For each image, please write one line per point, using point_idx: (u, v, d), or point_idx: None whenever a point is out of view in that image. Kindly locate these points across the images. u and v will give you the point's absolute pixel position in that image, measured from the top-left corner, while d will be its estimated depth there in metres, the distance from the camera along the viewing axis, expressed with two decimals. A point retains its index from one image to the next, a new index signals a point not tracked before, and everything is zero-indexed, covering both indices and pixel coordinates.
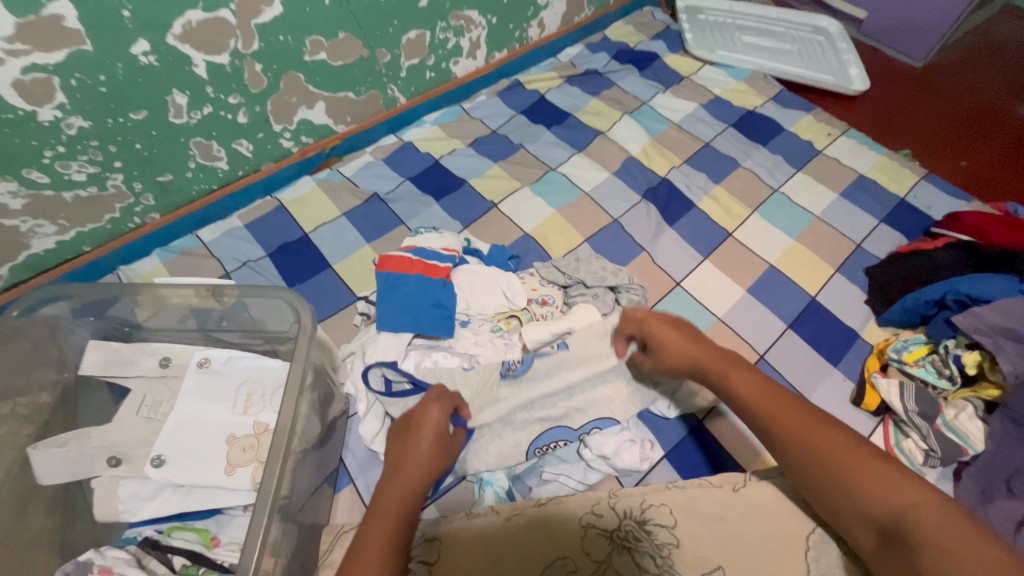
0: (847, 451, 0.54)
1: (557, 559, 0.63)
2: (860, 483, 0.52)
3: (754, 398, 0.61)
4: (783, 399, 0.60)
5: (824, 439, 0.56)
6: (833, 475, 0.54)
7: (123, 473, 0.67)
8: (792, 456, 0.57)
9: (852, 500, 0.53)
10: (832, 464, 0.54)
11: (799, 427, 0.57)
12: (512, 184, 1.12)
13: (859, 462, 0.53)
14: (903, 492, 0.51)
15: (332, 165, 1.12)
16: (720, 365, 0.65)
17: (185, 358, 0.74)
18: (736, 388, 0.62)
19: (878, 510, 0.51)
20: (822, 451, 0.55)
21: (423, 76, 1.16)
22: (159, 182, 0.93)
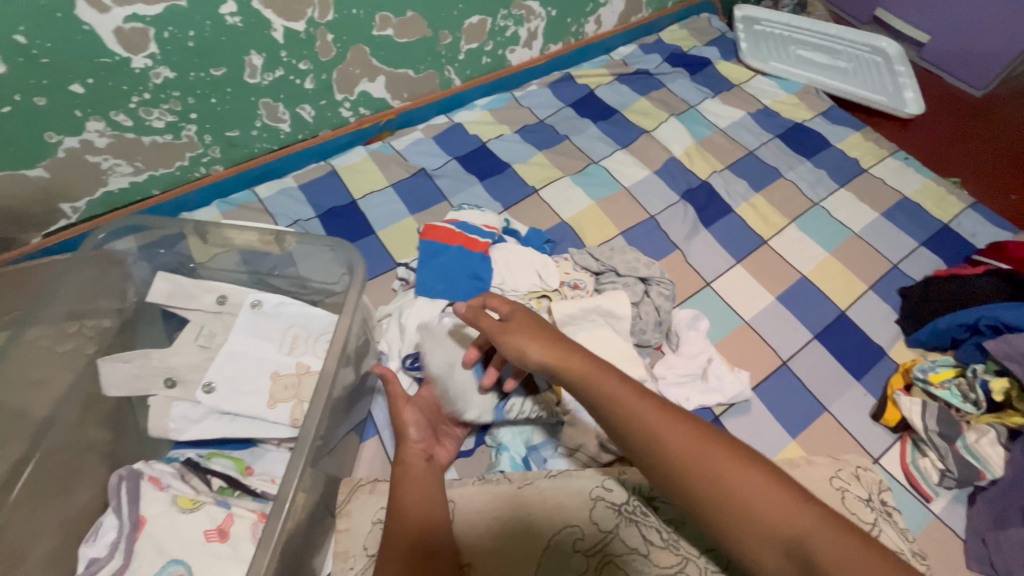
0: (746, 475, 0.52)
1: (565, 526, 0.65)
2: (764, 507, 0.50)
3: (648, 428, 0.55)
4: (685, 428, 0.55)
5: (727, 467, 0.52)
6: (739, 509, 0.51)
7: (176, 394, 0.73)
8: (694, 488, 0.52)
9: (763, 528, 0.50)
10: (733, 493, 0.51)
11: (696, 455, 0.53)
12: (554, 173, 1.15)
13: (755, 482, 0.51)
14: (800, 507, 0.50)
15: (384, 138, 1.17)
16: (615, 388, 0.57)
17: (240, 298, 0.80)
18: (631, 414, 0.55)
19: (777, 529, 0.50)
20: (721, 479, 0.52)
21: (479, 61, 1.20)
22: (227, 137, 0.99)
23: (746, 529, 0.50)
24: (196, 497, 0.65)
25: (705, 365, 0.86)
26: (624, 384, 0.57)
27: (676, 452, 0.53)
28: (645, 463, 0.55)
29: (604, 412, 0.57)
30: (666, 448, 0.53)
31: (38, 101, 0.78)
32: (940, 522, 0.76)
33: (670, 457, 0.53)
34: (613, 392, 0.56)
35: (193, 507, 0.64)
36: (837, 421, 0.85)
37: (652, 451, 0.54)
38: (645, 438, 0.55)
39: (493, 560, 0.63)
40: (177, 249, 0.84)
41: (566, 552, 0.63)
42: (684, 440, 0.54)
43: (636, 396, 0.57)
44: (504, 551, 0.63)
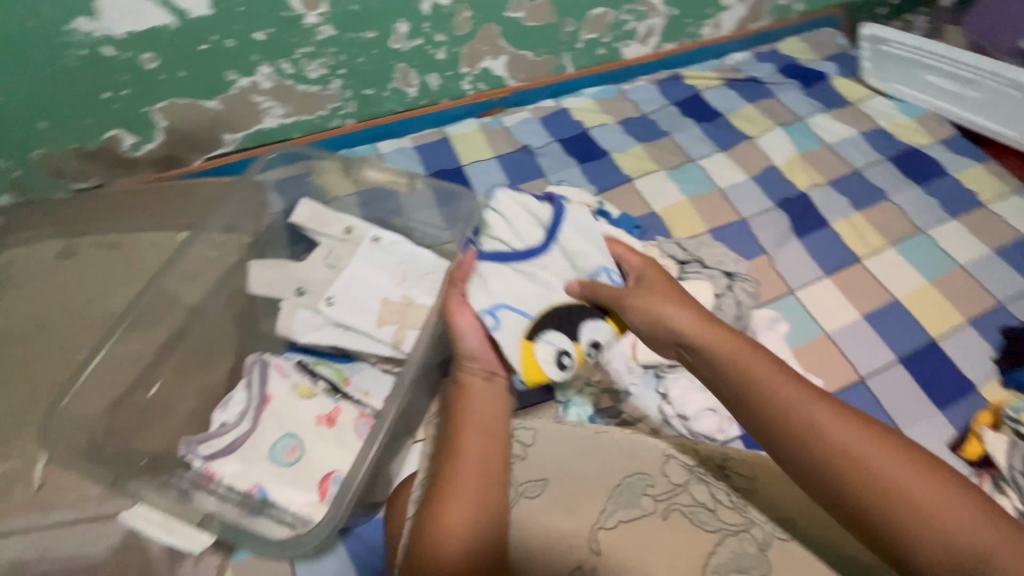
0: (905, 465, 0.53)
1: (636, 473, 0.67)
2: (923, 497, 0.51)
3: (798, 412, 0.56)
4: (838, 412, 0.56)
5: (880, 455, 0.53)
6: (897, 496, 0.51)
7: (302, 302, 0.84)
8: (846, 471, 0.53)
9: (884, 486, 0.52)
10: (886, 483, 0.52)
11: (863, 448, 0.54)
12: (650, 165, 1.19)
13: (908, 471, 0.52)
14: (919, 470, 0.52)
15: (495, 114, 1.26)
16: (765, 374, 0.59)
17: (361, 231, 0.89)
18: (784, 402, 0.57)
19: (949, 536, 0.49)
20: (883, 464, 0.53)
21: (595, 52, 1.26)
22: (363, 94, 1.11)
23: (912, 521, 0.50)
24: (311, 387, 0.78)
25: None
26: (731, 340, 0.62)
27: (826, 438, 0.55)
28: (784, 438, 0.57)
29: (741, 391, 0.60)
30: (776, 400, 0.58)
31: (228, 43, 0.93)
32: None
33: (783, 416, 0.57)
34: (740, 360, 0.61)
35: (308, 395, 0.77)
36: None
37: (805, 432, 0.56)
38: (783, 419, 0.57)
39: (564, 480, 0.67)
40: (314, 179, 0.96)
41: (636, 493, 0.65)
42: (796, 396, 0.57)
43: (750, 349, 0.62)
44: (577, 480, 0.67)
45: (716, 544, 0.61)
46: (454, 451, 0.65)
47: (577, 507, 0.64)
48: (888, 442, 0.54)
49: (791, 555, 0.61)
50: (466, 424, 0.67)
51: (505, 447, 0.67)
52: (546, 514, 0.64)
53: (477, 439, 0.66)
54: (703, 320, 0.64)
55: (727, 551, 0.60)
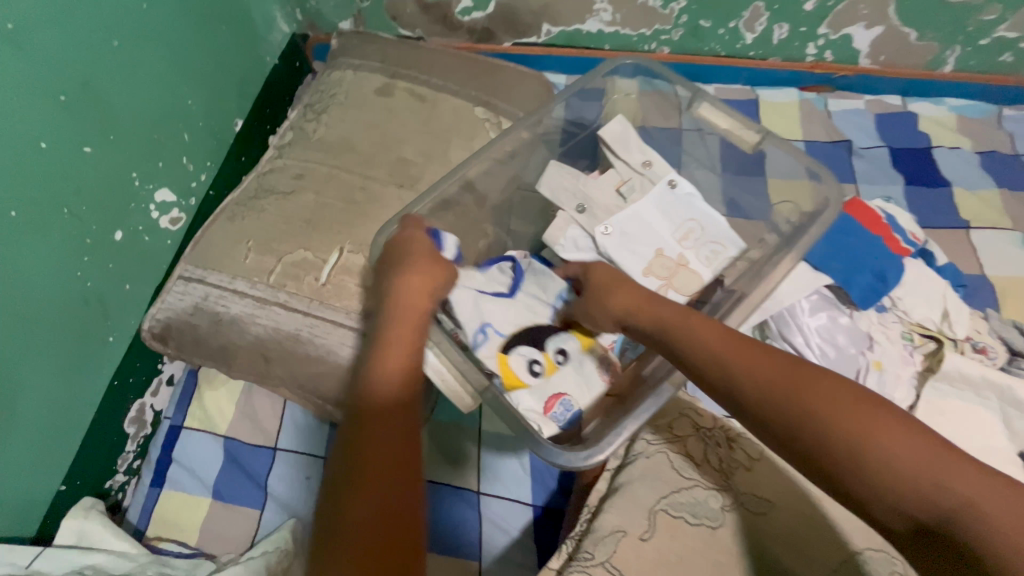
0: (835, 392, 0.46)
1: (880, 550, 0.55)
2: (875, 438, 0.42)
3: (807, 393, 0.46)
4: (784, 361, 0.49)
5: (818, 391, 0.46)
6: (880, 455, 0.42)
7: (579, 219, 0.81)
8: (809, 429, 0.45)
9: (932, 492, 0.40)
10: (872, 444, 0.42)
11: (791, 377, 0.47)
12: (1003, 219, 0.93)
13: (835, 394, 0.46)
14: (832, 390, 0.46)
15: (822, 91, 1.06)
16: (758, 358, 0.50)
17: (660, 171, 0.82)
18: (779, 383, 0.48)
19: (907, 473, 0.41)
20: (822, 394, 0.46)
21: (994, 55, 0.99)
22: (698, 25, 1.01)
23: (874, 457, 0.42)
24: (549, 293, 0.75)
25: None
26: (790, 363, 0.49)
27: (796, 394, 0.46)
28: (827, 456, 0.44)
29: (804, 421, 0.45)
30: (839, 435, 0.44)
31: None
32: None
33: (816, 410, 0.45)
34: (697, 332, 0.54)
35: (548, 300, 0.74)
36: None
37: (806, 414, 0.45)
38: (813, 418, 0.45)
39: (798, 521, 0.58)
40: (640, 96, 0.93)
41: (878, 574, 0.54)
42: (762, 368, 0.49)
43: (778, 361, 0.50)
44: (813, 527, 0.58)
45: None
46: (393, 292, 0.64)
47: (799, 555, 0.56)
48: (830, 377, 0.47)
49: None
50: (407, 287, 0.64)
51: (420, 356, 0.60)
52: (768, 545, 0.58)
53: (420, 298, 0.64)
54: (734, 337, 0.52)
55: None
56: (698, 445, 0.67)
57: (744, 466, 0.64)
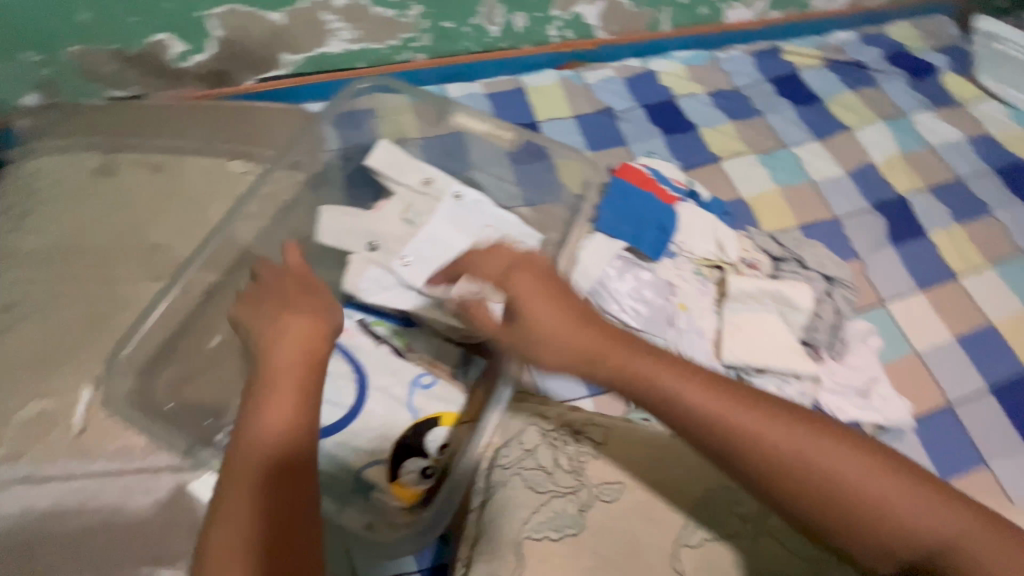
0: (777, 422, 0.50)
1: (720, 487, 0.61)
2: (828, 462, 0.48)
3: (751, 429, 0.49)
4: (709, 395, 0.51)
5: (765, 425, 0.50)
6: (848, 492, 0.48)
7: (374, 259, 0.75)
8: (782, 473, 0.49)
9: (860, 502, 0.47)
10: (824, 470, 0.48)
11: (740, 418, 0.50)
12: (740, 146, 1.09)
13: (782, 428, 0.50)
14: (771, 419, 0.50)
15: (575, 68, 1.13)
16: (672, 383, 0.52)
17: (443, 184, 0.79)
18: (726, 421, 0.50)
19: (858, 487, 0.48)
20: (778, 431, 0.49)
21: (695, 10, 1.14)
22: (442, 28, 0.99)
23: (835, 482, 0.48)
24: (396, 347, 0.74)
25: (868, 383, 0.83)
26: (723, 399, 0.51)
27: (761, 440, 0.49)
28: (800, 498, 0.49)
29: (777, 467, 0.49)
30: (783, 458, 0.49)
31: None
32: None
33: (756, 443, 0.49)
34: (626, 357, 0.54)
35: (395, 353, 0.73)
36: (995, 480, 0.80)
37: (775, 459, 0.49)
38: (771, 453, 0.49)
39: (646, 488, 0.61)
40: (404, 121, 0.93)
41: (721, 513, 0.60)
42: (702, 402, 0.51)
43: (705, 386, 0.52)
44: (660, 489, 0.61)
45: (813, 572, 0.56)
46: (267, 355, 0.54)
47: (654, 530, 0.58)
48: (759, 409, 0.51)
49: None
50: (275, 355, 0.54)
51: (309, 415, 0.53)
52: (629, 521, 0.59)
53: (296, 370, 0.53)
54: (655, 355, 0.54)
55: None
56: (546, 448, 0.65)
57: (591, 453, 0.64)
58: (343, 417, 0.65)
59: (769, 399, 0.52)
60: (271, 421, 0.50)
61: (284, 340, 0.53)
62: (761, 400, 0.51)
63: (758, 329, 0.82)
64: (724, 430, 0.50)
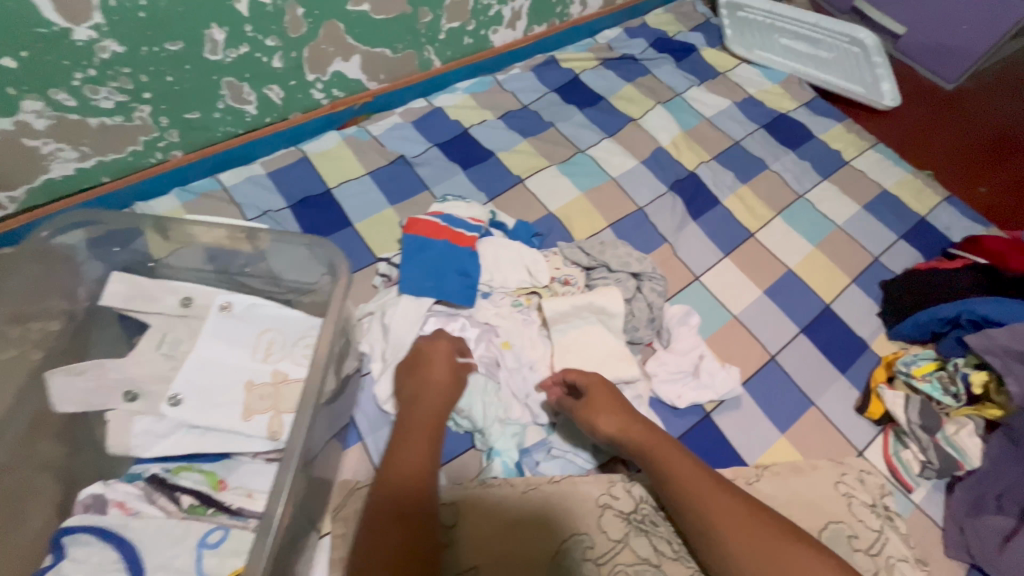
0: (733, 504, 0.58)
1: (573, 537, 0.61)
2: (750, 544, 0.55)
3: (701, 498, 0.59)
4: (716, 489, 0.59)
5: (718, 503, 0.58)
6: (779, 574, 0.53)
7: (138, 409, 0.66)
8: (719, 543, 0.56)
9: (770, 562, 0.54)
10: (750, 553, 0.54)
11: (695, 487, 0.59)
12: (540, 161, 1.11)
13: (736, 511, 0.57)
14: (727, 500, 0.58)
15: (360, 123, 1.10)
16: (659, 445, 0.64)
17: (207, 300, 0.73)
18: (680, 479, 0.60)
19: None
20: (728, 509, 0.57)
21: (461, 42, 1.14)
22: (186, 120, 0.90)
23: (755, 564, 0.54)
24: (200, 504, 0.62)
25: (696, 363, 0.86)
26: (712, 482, 0.60)
27: (715, 514, 0.57)
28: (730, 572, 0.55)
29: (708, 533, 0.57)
30: (708, 511, 0.58)
31: None
32: (920, 512, 0.78)
33: (686, 491, 0.59)
34: (649, 445, 0.64)
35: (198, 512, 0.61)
36: (824, 415, 0.86)
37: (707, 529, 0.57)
38: (711, 523, 0.57)
39: (503, 565, 0.59)
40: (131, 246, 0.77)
41: (575, 562, 0.59)
42: (684, 471, 0.61)
43: (687, 464, 0.62)
44: (516, 567, 0.59)
45: None
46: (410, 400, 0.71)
47: None
48: (736, 498, 0.58)
49: None
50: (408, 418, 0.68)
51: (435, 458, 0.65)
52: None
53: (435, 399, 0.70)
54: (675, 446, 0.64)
55: None
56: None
57: (445, 545, 0.60)
58: None
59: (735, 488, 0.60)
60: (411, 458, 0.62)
61: (435, 394, 0.71)
62: (737, 491, 0.59)
63: (582, 345, 0.82)
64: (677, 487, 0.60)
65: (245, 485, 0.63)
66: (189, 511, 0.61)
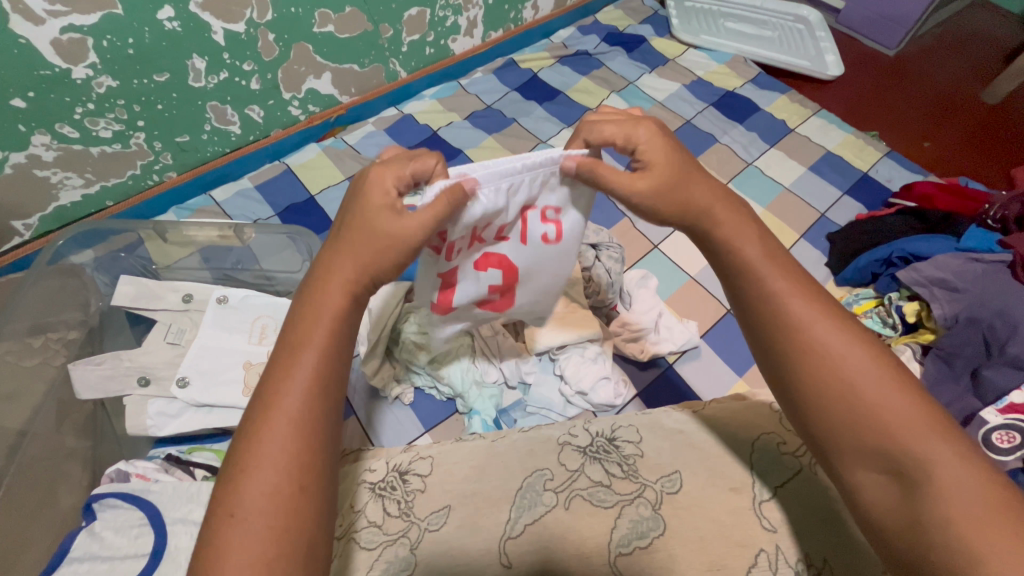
0: (836, 331, 0.48)
1: (536, 470, 0.67)
2: (854, 377, 0.46)
3: (792, 314, 0.49)
4: (827, 316, 0.48)
5: (818, 322, 0.48)
6: (863, 407, 0.45)
7: (151, 392, 0.75)
8: (807, 359, 0.48)
9: (846, 389, 0.46)
10: (843, 379, 0.46)
11: (790, 296, 0.49)
12: (505, 154, 1.19)
13: (840, 339, 0.47)
14: (831, 324, 0.48)
15: (337, 134, 1.20)
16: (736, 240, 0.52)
17: (205, 295, 0.82)
18: (775, 287, 0.50)
19: (875, 411, 0.44)
20: (828, 334, 0.47)
21: (423, 52, 1.23)
22: (177, 143, 1.00)
23: (840, 385, 0.46)
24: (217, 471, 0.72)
25: (656, 319, 0.94)
26: (811, 304, 0.49)
27: (813, 336, 0.48)
28: (802, 393, 0.48)
29: (795, 351, 0.48)
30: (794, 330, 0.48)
31: None
32: None
33: (774, 303, 0.49)
34: (739, 245, 0.52)
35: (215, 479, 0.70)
36: None
37: (801, 345, 0.48)
38: (797, 343, 0.48)
39: (469, 502, 0.65)
40: (138, 253, 0.88)
41: (538, 491, 0.65)
42: (784, 286, 0.50)
43: (779, 278, 0.50)
44: (485, 499, 0.65)
45: (616, 516, 0.61)
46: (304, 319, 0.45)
47: (478, 534, 0.62)
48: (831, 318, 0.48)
49: (683, 509, 0.61)
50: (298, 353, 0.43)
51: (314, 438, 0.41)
52: (458, 539, 0.61)
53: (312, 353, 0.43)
54: (770, 255, 0.52)
55: (626, 520, 0.61)
56: (381, 502, 0.66)
57: (420, 489, 0.67)
58: (144, 567, 0.61)
59: (845, 318, 0.49)
60: (272, 452, 0.39)
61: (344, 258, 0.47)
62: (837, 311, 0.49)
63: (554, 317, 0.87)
64: (767, 297, 0.50)
65: None
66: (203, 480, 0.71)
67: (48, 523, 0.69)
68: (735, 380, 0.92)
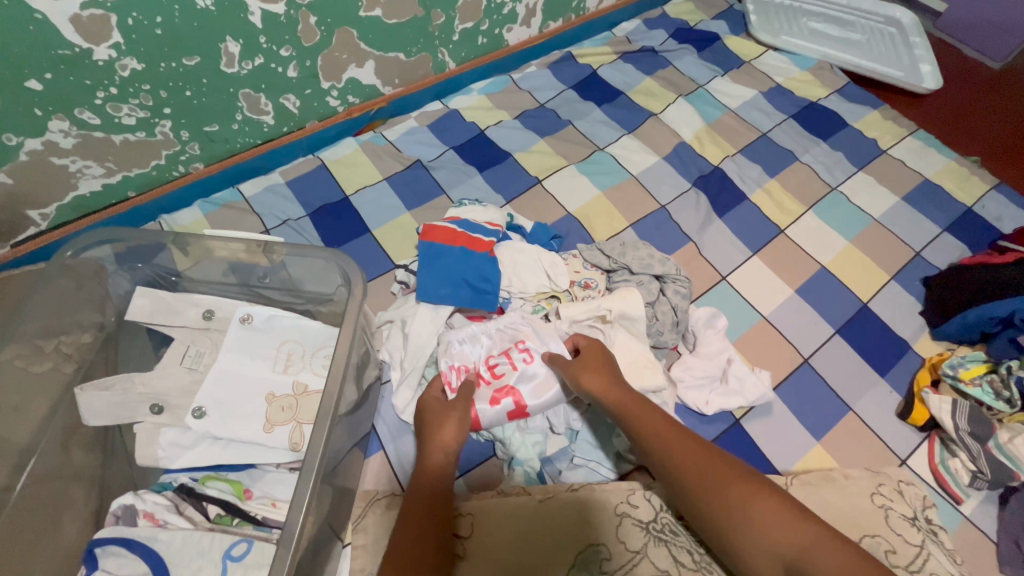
0: (691, 448, 0.58)
1: (590, 545, 0.58)
2: (717, 488, 0.54)
3: (662, 440, 0.60)
4: (684, 437, 0.59)
5: (678, 449, 0.58)
6: (733, 520, 0.52)
7: (164, 420, 0.68)
8: (682, 481, 0.56)
9: (716, 501, 0.53)
10: (714, 496, 0.53)
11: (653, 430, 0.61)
12: (558, 161, 1.08)
13: (702, 461, 0.56)
14: (690, 448, 0.58)
15: (376, 128, 1.10)
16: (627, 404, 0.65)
17: (228, 312, 0.75)
18: (650, 423, 0.62)
19: (756, 524, 0.50)
20: (686, 448, 0.58)
21: (475, 42, 1.12)
22: (206, 133, 0.91)
23: (716, 502, 0.53)
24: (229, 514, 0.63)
25: (724, 367, 0.82)
26: (675, 432, 0.60)
27: (672, 461, 0.57)
28: (697, 522, 0.55)
29: (667, 476, 0.58)
30: (663, 462, 0.58)
31: None
32: (971, 525, 0.73)
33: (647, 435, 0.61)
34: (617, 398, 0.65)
35: (226, 524, 0.62)
36: (862, 420, 0.81)
37: (671, 470, 0.57)
38: (669, 465, 0.57)
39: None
40: (155, 262, 0.78)
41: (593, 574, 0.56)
42: (653, 422, 0.62)
43: (654, 416, 0.63)
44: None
45: None
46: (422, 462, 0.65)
47: None
48: (691, 438, 0.59)
49: None
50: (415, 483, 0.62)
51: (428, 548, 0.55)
52: None
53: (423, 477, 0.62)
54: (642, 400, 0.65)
55: None
56: None
57: (457, 557, 0.58)
58: None
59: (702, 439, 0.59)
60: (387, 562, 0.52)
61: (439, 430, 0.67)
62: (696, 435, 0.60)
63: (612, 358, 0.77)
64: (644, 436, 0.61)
65: (271, 495, 0.65)
66: (215, 521, 0.62)
67: (46, 559, 0.62)
68: (813, 443, 0.80)
